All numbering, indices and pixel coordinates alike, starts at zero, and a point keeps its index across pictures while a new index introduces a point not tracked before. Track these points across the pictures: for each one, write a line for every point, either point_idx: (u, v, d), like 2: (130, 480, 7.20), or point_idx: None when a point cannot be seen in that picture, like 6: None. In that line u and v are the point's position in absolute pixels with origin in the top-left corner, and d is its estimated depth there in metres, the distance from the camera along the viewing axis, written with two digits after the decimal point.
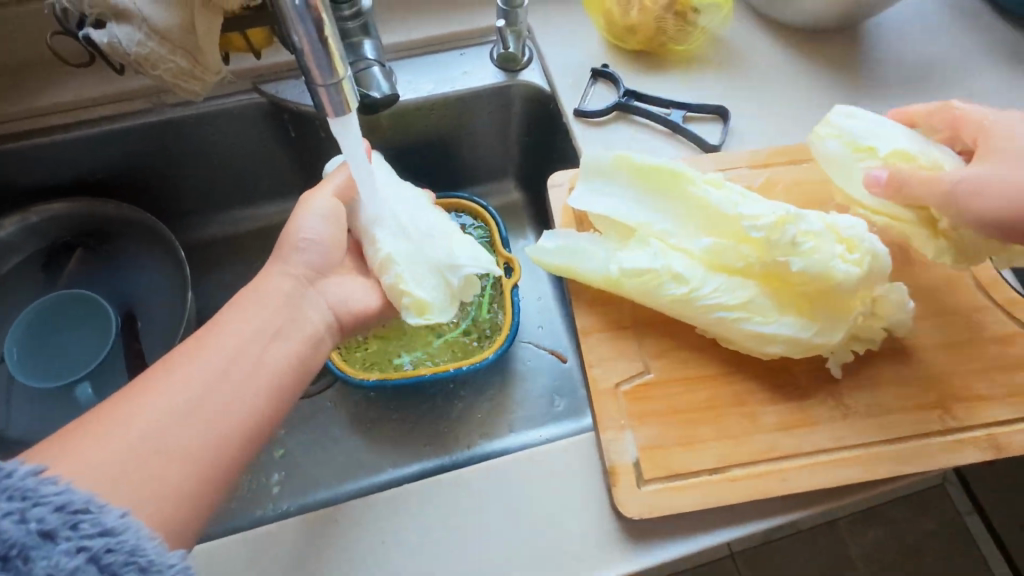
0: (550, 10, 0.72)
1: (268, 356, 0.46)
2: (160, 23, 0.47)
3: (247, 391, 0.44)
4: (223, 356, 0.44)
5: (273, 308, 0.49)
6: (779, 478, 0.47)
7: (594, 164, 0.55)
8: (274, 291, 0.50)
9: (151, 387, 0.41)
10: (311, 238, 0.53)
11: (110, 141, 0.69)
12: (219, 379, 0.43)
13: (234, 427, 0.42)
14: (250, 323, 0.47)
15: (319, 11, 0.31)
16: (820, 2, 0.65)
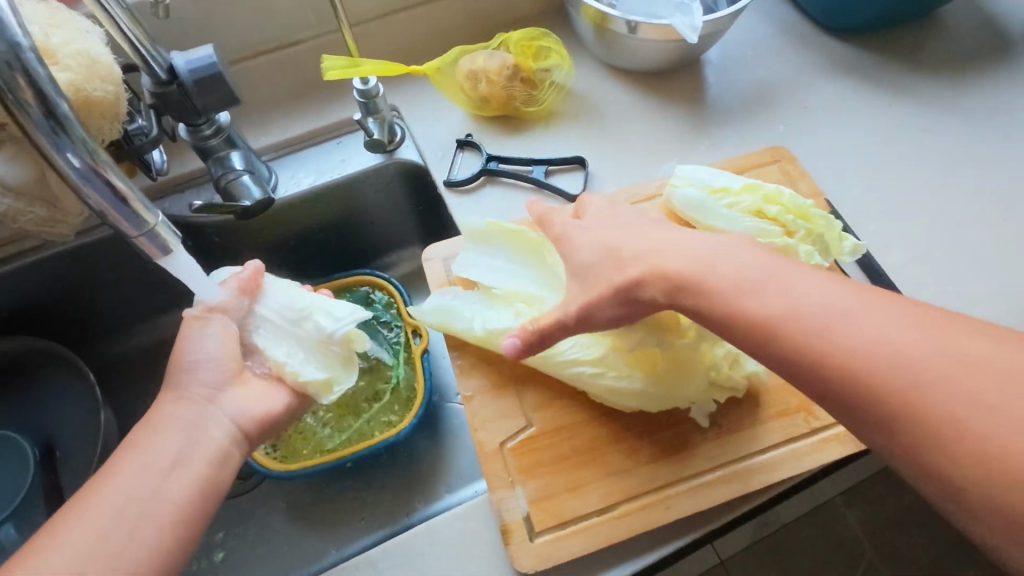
0: (414, 90, 0.77)
1: (168, 490, 0.44)
2: (12, 180, 0.50)
3: (146, 532, 0.42)
4: (117, 498, 0.42)
5: (163, 437, 0.46)
6: (661, 507, 0.50)
7: (473, 228, 0.60)
8: (169, 419, 0.47)
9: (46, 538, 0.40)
10: (202, 357, 0.50)
11: (5, 284, 0.71)
12: (116, 524, 0.41)
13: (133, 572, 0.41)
14: (142, 460, 0.44)
15: (110, 177, 0.34)
16: (650, 50, 0.72)
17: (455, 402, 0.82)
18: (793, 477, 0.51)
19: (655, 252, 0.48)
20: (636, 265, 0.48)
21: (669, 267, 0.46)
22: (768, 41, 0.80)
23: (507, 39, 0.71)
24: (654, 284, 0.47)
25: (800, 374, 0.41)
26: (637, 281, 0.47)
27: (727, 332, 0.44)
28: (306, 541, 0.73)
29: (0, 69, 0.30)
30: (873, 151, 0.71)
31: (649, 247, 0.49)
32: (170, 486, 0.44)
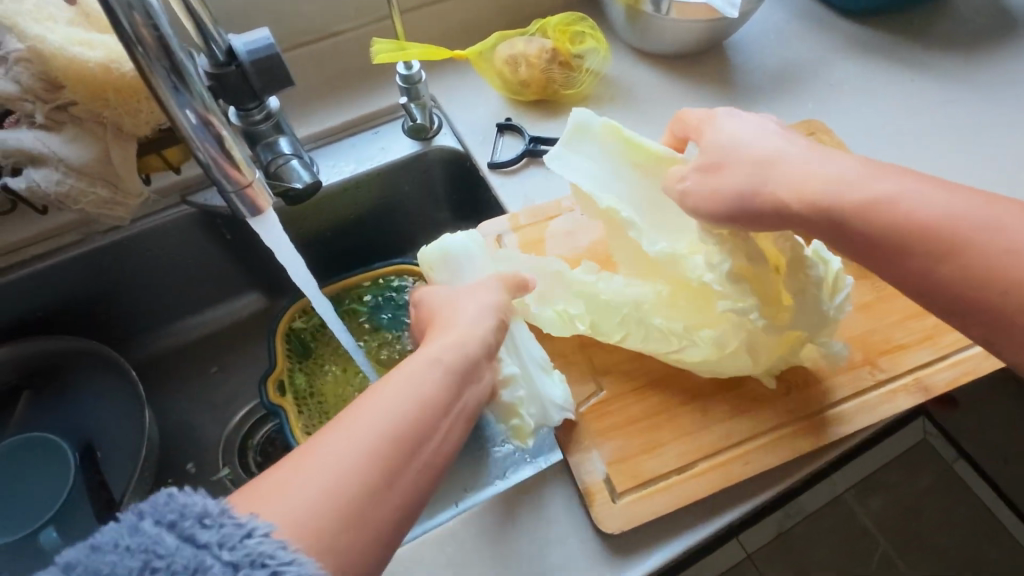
0: (449, 78, 0.78)
1: (449, 435, 0.40)
2: (77, 160, 0.50)
3: (423, 471, 0.37)
4: (409, 420, 0.38)
5: (460, 371, 0.42)
6: (740, 462, 0.50)
7: (585, 124, 0.61)
8: (467, 340, 0.44)
9: (332, 439, 0.36)
10: (496, 310, 0.48)
11: (44, 280, 0.69)
12: (407, 451, 0.37)
13: (405, 514, 0.36)
14: (437, 377, 0.41)
15: (217, 127, 0.35)
16: (682, 32, 0.74)
17: None
18: (864, 429, 0.52)
19: (796, 166, 0.48)
20: (776, 176, 0.48)
21: (809, 180, 0.47)
22: (787, 26, 0.83)
23: (545, 25, 0.73)
24: (794, 196, 0.47)
25: (929, 290, 0.43)
26: (776, 194, 0.48)
27: (874, 243, 0.45)
28: None
29: (120, 10, 0.30)
30: (901, 124, 0.73)
31: (789, 161, 0.49)
32: (451, 429, 0.40)
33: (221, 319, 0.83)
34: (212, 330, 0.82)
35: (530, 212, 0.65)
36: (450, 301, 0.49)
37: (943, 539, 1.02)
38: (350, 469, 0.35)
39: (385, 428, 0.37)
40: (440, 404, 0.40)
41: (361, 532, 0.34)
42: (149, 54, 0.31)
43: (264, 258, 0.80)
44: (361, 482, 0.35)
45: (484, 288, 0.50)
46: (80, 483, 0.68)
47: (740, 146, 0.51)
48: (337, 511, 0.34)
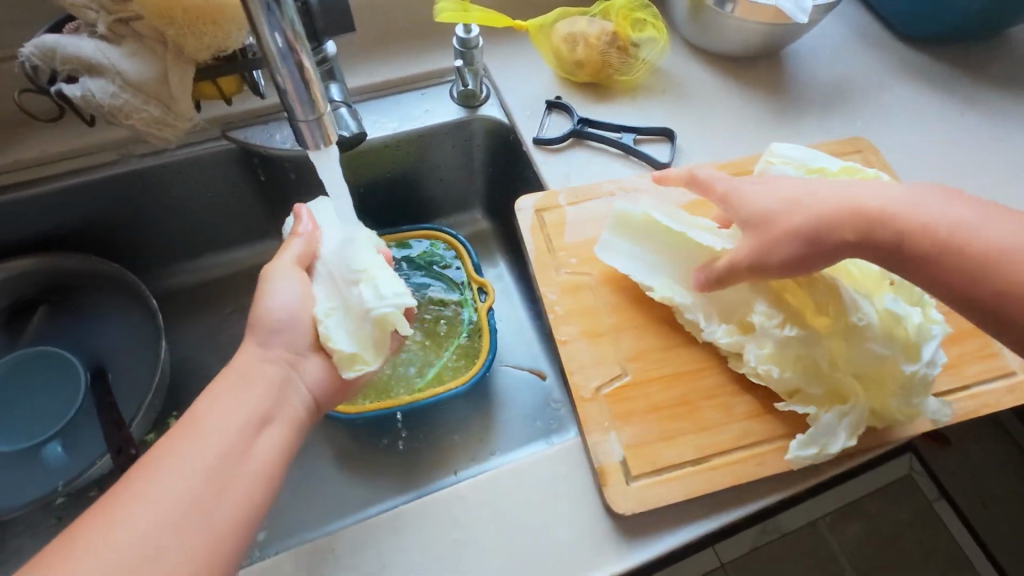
0: (504, 49, 0.78)
1: (258, 449, 0.44)
2: (135, 76, 0.49)
3: (237, 487, 0.41)
4: (210, 454, 0.41)
5: (260, 395, 0.46)
6: (754, 462, 0.50)
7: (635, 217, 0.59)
8: (257, 376, 0.46)
9: (130, 497, 0.39)
10: (281, 319, 0.48)
11: (75, 194, 0.69)
12: (215, 478, 0.41)
13: (226, 524, 0.40)
14: (236, 412, 0.44)
15: (300, 54, 0.35)
16: (745, 33, 0.73)
17: (506, 363, 0.80)
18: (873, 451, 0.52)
19: (835, 211, 0.49)
20: (819, 215, 0.49)
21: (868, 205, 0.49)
22: (847, 42, 0.82)
23: (609, 6, 0.72)
24: (852, 232, 0.48)
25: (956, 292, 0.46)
26: (833, 232, 0.48)
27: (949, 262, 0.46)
28: (352, 490, 0.70)
29: None
30: (951, 152, 0.72)
31: (826, 198, 0.50)
32: (264, 441, 0.44)
33: (243, 262, 0.83)
34: (231, 271, 0.82)
35: (573, 192, 0.64)
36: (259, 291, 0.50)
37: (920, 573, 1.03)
38: (171, 504, 0.39)
39: (181, 469, 0.40)
40: (235, 434, 0.43)
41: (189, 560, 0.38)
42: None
43: (294, 206, 0.79)
44: (165, 522, 0.38)
45: (274, 277, 0.50)
46: (90, 403, 0.68)
47: (825, 189, 0.51)
48: (148, 555, 0.37)
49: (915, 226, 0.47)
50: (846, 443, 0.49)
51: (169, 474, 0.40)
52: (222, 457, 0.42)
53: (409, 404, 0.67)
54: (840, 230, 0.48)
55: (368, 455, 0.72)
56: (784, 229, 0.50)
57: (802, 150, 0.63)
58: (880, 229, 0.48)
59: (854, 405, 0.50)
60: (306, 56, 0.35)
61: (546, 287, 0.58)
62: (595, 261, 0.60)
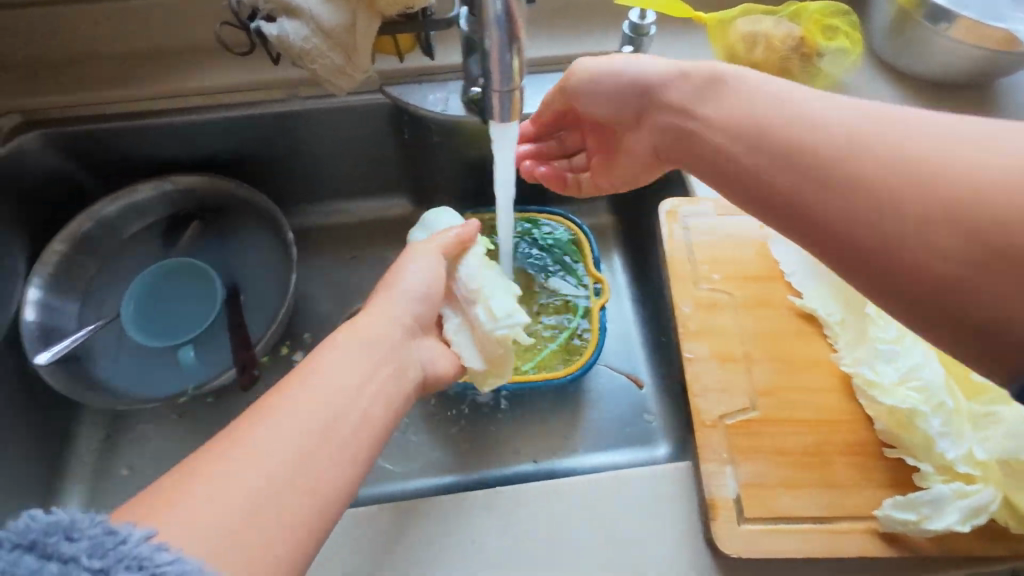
0: (671, 40, 0.73)
1: (370, 409, 0.41)
2: (326, 23, 0.51)
3: (352, 446, 0.38)
4: (334, 403, 0.39)
5: (378, 357, 0.44)
6: (888, 537, 0.45)
7: None
8: (375, 340, 0.45)
9: (230, 449, 0.35)
10: (416, 290, 0.51)
11: (242, 126, 0.74)
12: (325, 432, 0.38)
13: (331, 493, 0.36)
14: (346, 375, 0.41)
15: (514, 22, 0.35)
16: (958, 56, 0.64)
17: (604, 364, 0.77)
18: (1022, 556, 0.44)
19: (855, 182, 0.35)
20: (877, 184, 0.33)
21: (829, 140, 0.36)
22: None
23: (800, 8, 0.66)
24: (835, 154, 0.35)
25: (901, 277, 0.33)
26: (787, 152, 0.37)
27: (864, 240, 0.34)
28: (436, 454, 0.71)
29: None
30: None
31: (828, 125, 0.36)
32: (370, 404, 0.41)
33: (371, 214, 0.85)
34: (357, 220, 0.85)
35: (724, 203, 0.60)
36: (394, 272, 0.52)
37: None
38: (277, 458, 0.35)
39: (301, 410, 0.38)
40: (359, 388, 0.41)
41: (288, 524, 0.34)
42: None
43: (429, 169, 0.80)
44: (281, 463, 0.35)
45: (412, 258, 0.53)
46: (222, 319, 0.74)
47: (913, 137, 0.33)
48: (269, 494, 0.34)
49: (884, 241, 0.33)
50: (954, 525, 0.43)
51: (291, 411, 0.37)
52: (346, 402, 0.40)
53: (509, 384, 0.67)
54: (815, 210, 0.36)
55: (456, 423, 0.73)
56: (723, 172, 0.42)
57: None
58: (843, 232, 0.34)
59: (982, 488, 0.43)
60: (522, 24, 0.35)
61: (681, 298, 0.55)
62: (738, 281, 0.56)
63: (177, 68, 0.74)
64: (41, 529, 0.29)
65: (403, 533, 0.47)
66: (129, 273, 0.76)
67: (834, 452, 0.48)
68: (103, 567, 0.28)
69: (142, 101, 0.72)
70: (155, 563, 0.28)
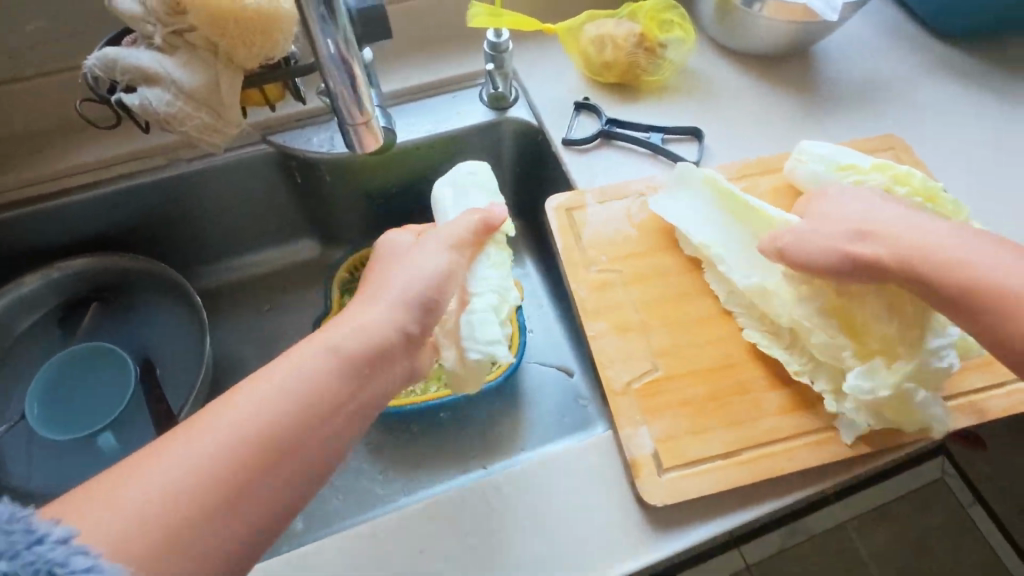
0: (532, 53, 0.79)
1: (325, 426, 0.39)
2: (188, 84, 0.52)
3: (313, 455, 0.38)
4: (280, 410, 0.38)
5: (344, 361, 0.41)
6: (785, 457, 0.51)
7: (686, 174, 0.63)
8: (346, 333, 0.42)
9: (178, 440, 0.36)
10: (410, 292, 0.46)
11: (127, 197, 0.72)
12: (273, 449, 0.37)
13: (254, 517, 0.36)
14: (308, 380, 0.39)
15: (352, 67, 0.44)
16: (773, 32, 0.73)
17: (535, 361, 0.81)
18: (891, 447, 0.52)
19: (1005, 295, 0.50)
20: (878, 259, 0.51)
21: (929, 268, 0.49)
22: (877, 37, 0.81)
23: (636, 8, 0.73)
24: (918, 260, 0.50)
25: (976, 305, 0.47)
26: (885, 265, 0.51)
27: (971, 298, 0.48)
28: (387, 483, 0.72)
29: None
30: (984, 149, 0.72)
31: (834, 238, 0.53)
32: (333, 419, 0.40)
33: (279, 262, 0.85)
34: (267, 271, 0.85)
35: (602, 191, 0.66)
36: (393, 256, 0.51)
37: None
38: (210, 462, 0.35)
39: (258, 416, 0.37)
40: (336, 389, 0.40)
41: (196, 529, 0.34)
42: (314, 10, 0.40)
43: (329, 208, 0.81)
44: (213, 474, 0.35)
45: (421, 250, 0.50)
46: (139, 395, 0.72)
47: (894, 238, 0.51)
48: (215, 484, 0.35)
49: (1015, 337, 0.46)
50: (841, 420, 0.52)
51: (250, 412, 0.37)
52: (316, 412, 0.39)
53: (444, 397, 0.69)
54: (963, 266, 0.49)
55: (403, 448, 0.74)
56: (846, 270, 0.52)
57: (834, 147, 0.63)
58: (950, 279, 0.48)
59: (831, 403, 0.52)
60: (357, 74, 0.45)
61: (578, 284, 0.60)
62: (625, 259, 0.61)
63: (46, 150, 0.72)
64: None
65: (356, 561, 0.48)
66: (29, 368, 0.72)
67: (730, 393, 0.54)
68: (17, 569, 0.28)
69: (14, 189, 0.70)
70: (70, 568, 0.29)
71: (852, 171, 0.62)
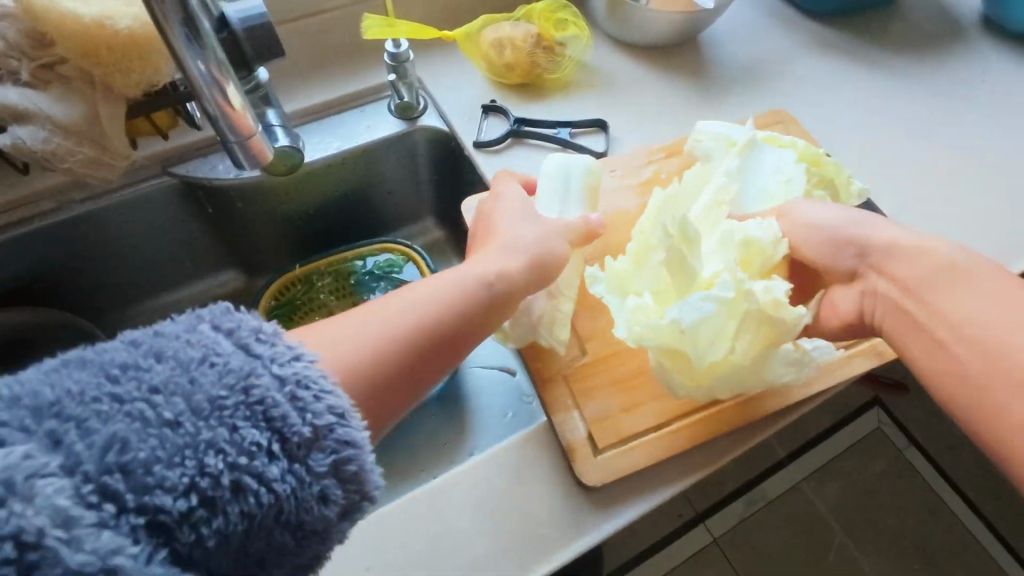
0: (436, 61, 0.80)
1: (477, 326, 0.47)
2: (65, 119, 0.50)
3: (466, 347, 0.46)
4: (450, 300, 0.46)
5: (491, 270, 0.50)
6: (712, 421, 0.53)
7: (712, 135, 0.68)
8: (493, 254, 0.52)
9: (376, 309, 0.43)
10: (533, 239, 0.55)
11: (16, 247, 0.67)
12: (444, 334, 0.44)
13: (411, 396, 0.42)
14: (472, 284, 0.48)
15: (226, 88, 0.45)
16: (661, 23, 0.77)
17: (476, 365, 0.80)
18: (806, 399, 0.55)
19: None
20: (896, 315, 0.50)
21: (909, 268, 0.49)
22: (758, 21, 0.87)
23: (529, 10, 0.75)
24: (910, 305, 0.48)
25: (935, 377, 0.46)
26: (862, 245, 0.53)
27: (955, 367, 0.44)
28: None
29: None
30: (861, 116, 0.78)
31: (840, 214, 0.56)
32: (480, 327, 0.47)
33: (199, 297, 0.81)
34: (187, 307, 0.81)
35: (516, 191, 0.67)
36: (517, 209, 0.59)
37: (895, 521, 1.13)
38: (398, 330, 0.42)
39: (430, 307, 0.44)
40: (482, 300, 0.48)
41: (378, 387, 0.40)
42: (176, 32, 0.40)
43: (246, 235, 0.79)
44: (387, 347, 0.41)
45: (539, 212, 0.59)
46: None
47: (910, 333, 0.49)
48: (397, 350, 0.41)
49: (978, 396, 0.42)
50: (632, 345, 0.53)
51: (430, 300, 0.45)
52: (470, 318, 0.47)
53: None
54: (946, 358, 0.45)
55: None
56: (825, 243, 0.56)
57: (725, 125, 0.68)
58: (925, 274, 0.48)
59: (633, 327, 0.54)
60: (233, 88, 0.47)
61: None
62: None
63: None
64: (233, 324, 0.34)
65: None
66: None
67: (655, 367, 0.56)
68: (284, 375, 0.32)
69: None
70: (320, 391, 0.33)
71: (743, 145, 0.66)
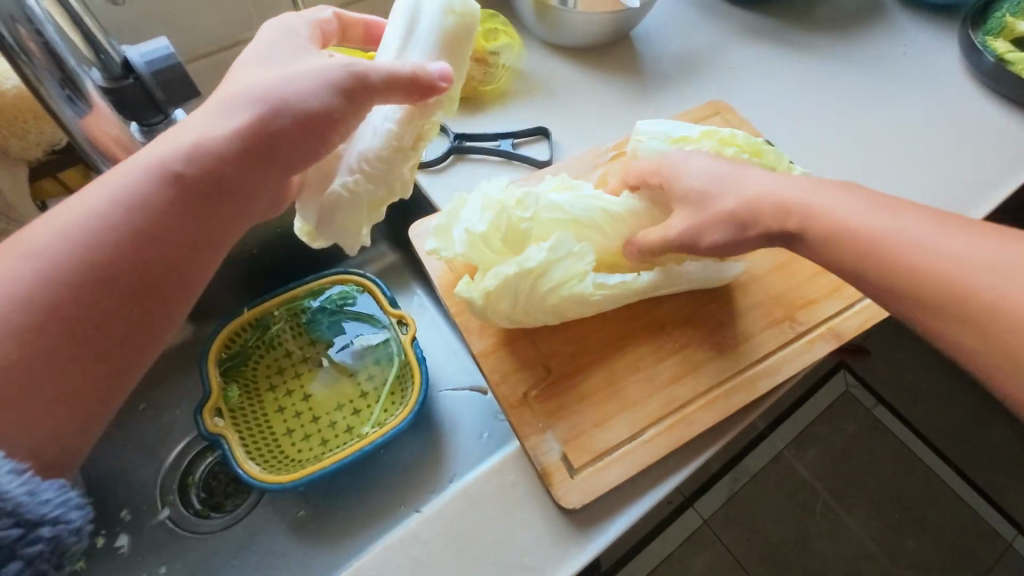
0: None
1: (179, 227, 0.40)
2: None
3: (162, 257, 0.39)
4: (108, 215, 0.38)
5: (181, 150, 0.41)
6: (685, 424, 0.53)
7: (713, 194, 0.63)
8: (190, 126, 0.42)
9: (7, 251, 0.36)
10: (270, 85, 0.43)
11: None
12: (117, 248, 0.38)
13: (93, 330, 0.36)
14: (140, 180, 0.39)
15: (110, 147, 0.46)
16: (590, 25, 0.76)
17: (445, 388, 0.78)
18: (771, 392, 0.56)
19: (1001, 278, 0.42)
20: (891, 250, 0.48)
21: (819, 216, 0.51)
22: (686, 12, 0.88)
23: None
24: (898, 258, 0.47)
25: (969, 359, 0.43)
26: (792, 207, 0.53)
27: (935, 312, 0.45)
28: (314, 558, 0.67)
29: (34, 48, 0.38)
30: (793, 99, 0.79)
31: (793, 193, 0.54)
32: (183, 220, 0.40)
33: None
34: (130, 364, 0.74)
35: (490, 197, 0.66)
36: (252, 57, 0.47)
37: (870, 478, 1.16)
38: (36, 266, 0.36)
39: (79, 230, 0.37)
40: (162, 194, 0.39)
41: (25, 334, 0.34)
42: (50, 88, 0.40)
43: None
44: (49, 281, 0.36)
45: (299, 57, 0.47)
46: None
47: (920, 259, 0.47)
48: (40, 287, 0.35)
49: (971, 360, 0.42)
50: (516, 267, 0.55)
51: (84, 219, 0.38)
52: (162, 222, 0.39)
53: (354, 454, 0.65)
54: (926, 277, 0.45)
55: (326, 516, 0.69)
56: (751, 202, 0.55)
57: (663, 123, 0.67)
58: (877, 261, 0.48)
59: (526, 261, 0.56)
60: (120, 139, 0.47)
61: (455, 307, 0.59)
62: None
63: None
64: None
65: None
66: None
67: (621, 376, 0.55)
68: None
69: None
70: None
71: (686, 141, 0.66)
